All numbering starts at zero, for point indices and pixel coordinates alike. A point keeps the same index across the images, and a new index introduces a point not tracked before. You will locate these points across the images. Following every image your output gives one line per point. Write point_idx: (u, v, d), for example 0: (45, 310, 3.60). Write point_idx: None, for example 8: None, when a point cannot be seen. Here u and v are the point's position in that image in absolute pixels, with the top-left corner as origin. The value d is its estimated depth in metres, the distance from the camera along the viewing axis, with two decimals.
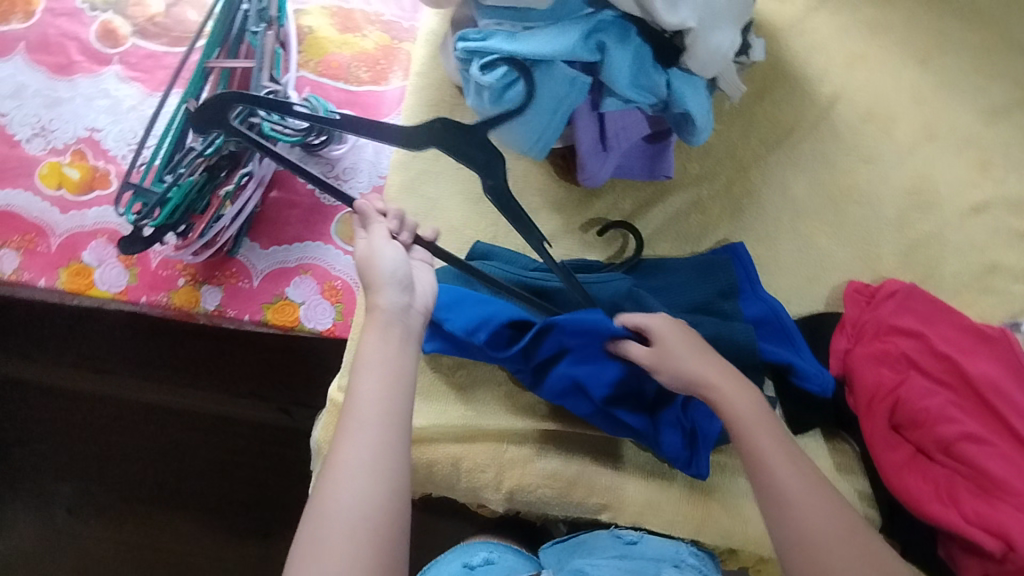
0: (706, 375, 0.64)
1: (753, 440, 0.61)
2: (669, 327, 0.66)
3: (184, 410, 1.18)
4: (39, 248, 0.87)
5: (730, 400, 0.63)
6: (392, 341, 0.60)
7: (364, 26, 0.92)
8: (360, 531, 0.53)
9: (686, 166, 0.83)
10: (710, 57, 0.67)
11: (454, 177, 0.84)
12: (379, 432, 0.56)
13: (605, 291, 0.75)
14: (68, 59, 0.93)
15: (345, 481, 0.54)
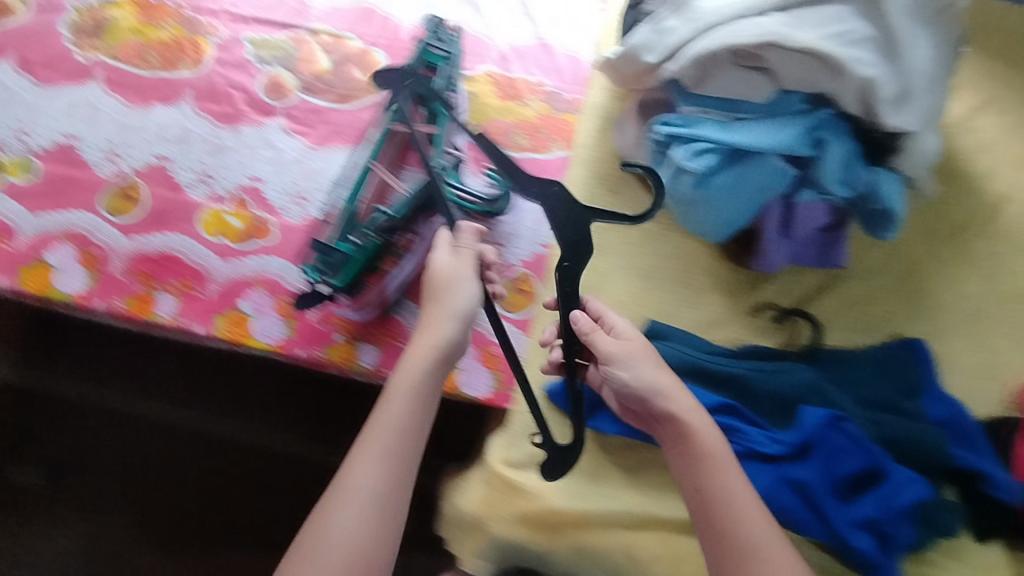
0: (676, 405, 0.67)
1: (714, 473, 0.65)
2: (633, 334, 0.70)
3: (259, 447, 1.12)
4: (198, 293, 0.87)
5: (700, 431, 0.66)
6: (437, 355, 0.70)
7: (527, 95, 0.94)
8: (371, 505, 0.65)
9: (858, 256, 0.83)
10: (919, 158, 0.68)
11: (621, 252, 0.84)
12: (388, 466, 0.66)
13: (785, 381, 0.74)
14: (234, 108, 0.95)
15: (384, 468, 0.66)
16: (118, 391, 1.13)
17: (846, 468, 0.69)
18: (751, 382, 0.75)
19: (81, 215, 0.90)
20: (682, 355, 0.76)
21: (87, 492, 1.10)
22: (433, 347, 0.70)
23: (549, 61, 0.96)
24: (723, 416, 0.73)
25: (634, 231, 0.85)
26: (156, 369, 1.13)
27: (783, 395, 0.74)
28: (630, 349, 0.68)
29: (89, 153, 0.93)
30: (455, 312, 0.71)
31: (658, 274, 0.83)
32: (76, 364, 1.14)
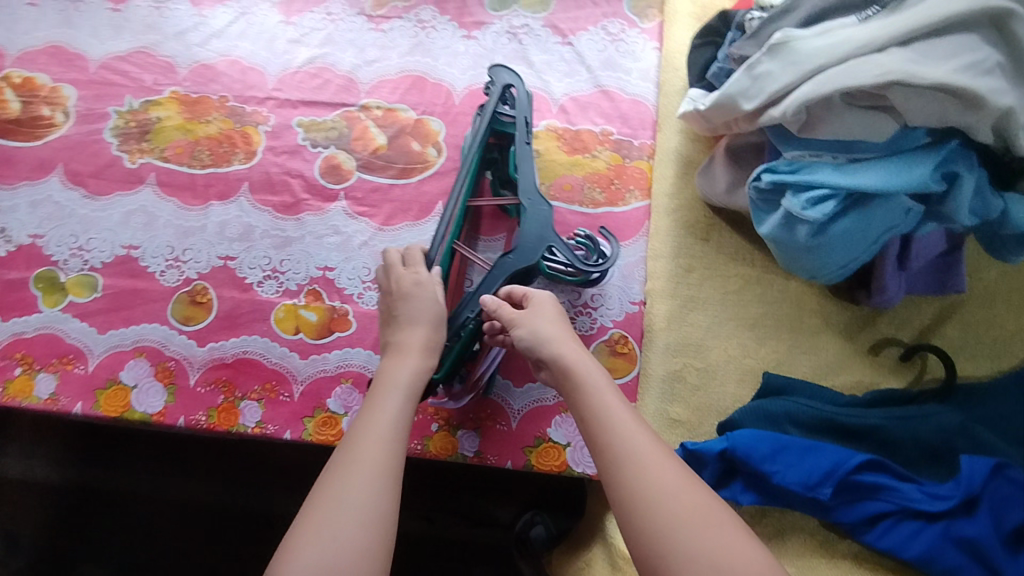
0: (574, 359, 0.63)
1: (599, 410, 0.59)
2: (547, 304, 0.69)
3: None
4: (282, 396, 0.83)
5: (579, 372, 0.62)
6: (421, 350, 0.68)
7: (593, 147, 0.91)
8: (375, 503, 0.55)
9: (973, 280, 0.78)
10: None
11: (722, 303, 0.80)
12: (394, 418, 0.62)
13: (928, 427, 0.69)
14: (294, 197, 0.91)
15: (376, 444, 0.59)
16: (179, 484, 1.04)
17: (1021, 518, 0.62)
18: (892, 431, 0.69)
19: (151, 327, 0.86)
20: (813, 409, 0.71)
21: None
22: (421, 330, 0.70)
23: (612, 108, 0.92)
24: (871, 473, 0.67)
25: (732, 279, 0.81)
26: (221, 456, 1.05)
27: (928, 444, 0.69)
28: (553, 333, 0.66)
29: (151, 262, 0.89)
30: (433, 319, 0.71)
31: (765, 322, 0.79)
32: (138, 462, 1.05)
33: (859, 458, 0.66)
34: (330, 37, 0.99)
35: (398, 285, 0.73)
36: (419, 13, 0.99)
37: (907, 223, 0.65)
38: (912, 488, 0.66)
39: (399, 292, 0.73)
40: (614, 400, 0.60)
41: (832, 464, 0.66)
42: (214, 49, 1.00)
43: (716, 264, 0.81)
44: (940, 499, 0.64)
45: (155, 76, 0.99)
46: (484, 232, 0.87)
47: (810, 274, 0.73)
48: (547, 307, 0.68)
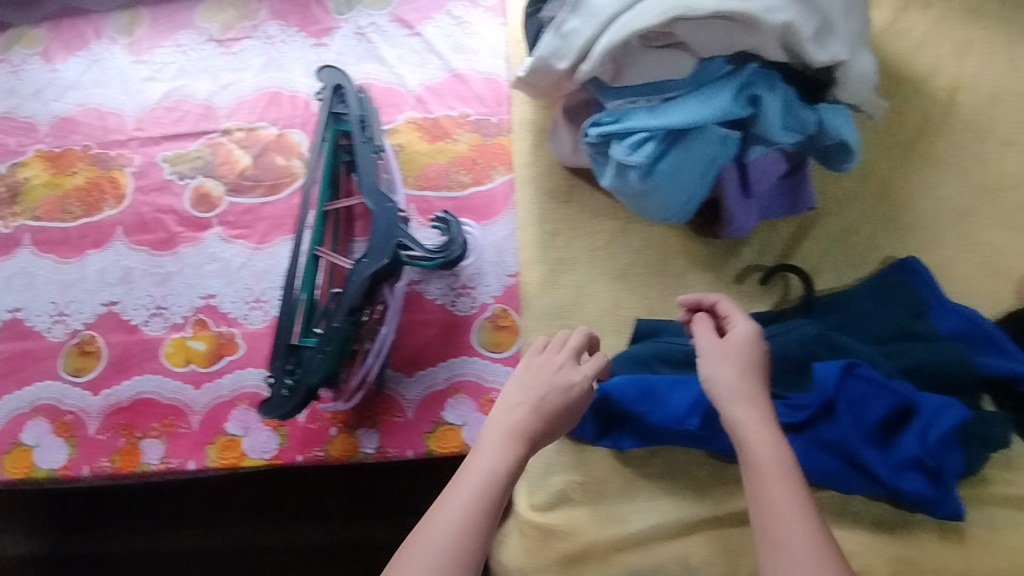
0: (738, 420, 0.59)
1: (761, 484, 0.56)
2: (751, 341, 0.64)
3: (296, 545, 1.02)
4: (181, 429, 0.84)
5: (749, 446, 0.58)
6: (532, 407, 0.63)
7: (453, 131, 0.92)
8: (473, 516, 0.55)
9: (825, 193, 0.80)
10: (858, 84, 0.65)
11: (591, 259, 0.81)
12: (502, 443, 0.61)
13: (786, 341, 0.71)
14: (168, 232, 0.92)
15: (479, 478, 0.58)
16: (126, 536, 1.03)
17: (877, 413, 0.65)
18: (758, 352, 0.71)
19: (43, 385, 0.86)
20: (679, 345, 0.73)
21: None
22: (532, 390, 0.64)
23: (467, 90, 0.93)
24: None
25: (597, 235, 0.82)
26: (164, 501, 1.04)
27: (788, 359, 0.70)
28: (729, 380, 0.62)
29: (36, 321, 0.89)
30: (542, 393, 0.64)
31: (634, 271, 0.80)
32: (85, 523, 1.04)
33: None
34: (184, 69, 0.99)
35: (561, 369, 0.65)
36: (267, 29, 0.99)
37: (728, 153, 0.66)
38: (776, 404, 0.68)
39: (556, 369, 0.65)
40: (773, 476, 0.56)
41: (698, 396, 0.69)
42: (72, 100, 1.00)
43: (581, 223, 0.82)
44: (802, 409, 0.67)
45: (18, 138, 0.99)
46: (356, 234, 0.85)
47: (658, 216, 0.74)
48: (745, 348, 0.63)
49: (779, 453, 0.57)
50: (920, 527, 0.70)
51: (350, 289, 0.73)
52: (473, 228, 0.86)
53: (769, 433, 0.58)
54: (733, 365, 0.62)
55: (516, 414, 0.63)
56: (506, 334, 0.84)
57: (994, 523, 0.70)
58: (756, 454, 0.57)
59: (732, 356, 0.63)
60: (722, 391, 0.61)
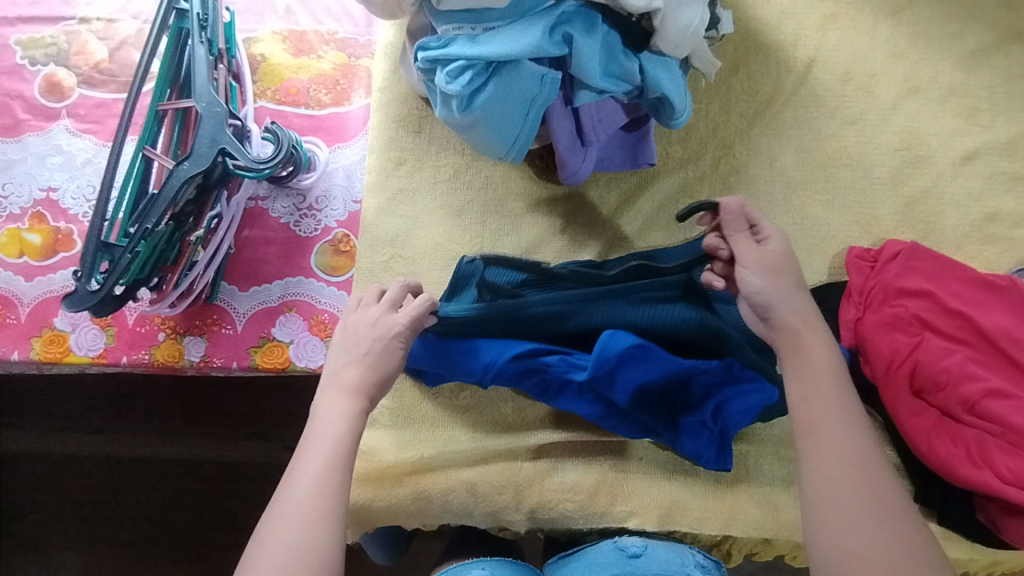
0: (798, 325, 0.59)
1: (821, 392, 0.57)
2: (783, 254, 0.61)
3: (175, 457, 1.11)
4: (8, 319, 0.83)
5: (809, 351, 0.58)
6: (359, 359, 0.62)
7: (319, 47, 0.89)
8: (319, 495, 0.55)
9: (668, 152, 0.80)
10: (681, 35, 0.64)
11: (431, 191, 0.81)
12: (341, 407, 0.60)
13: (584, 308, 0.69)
14: (14, 118, 0.88)
15: (315, 457, 0.56)
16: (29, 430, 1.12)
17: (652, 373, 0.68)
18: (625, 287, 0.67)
19: None
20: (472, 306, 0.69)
21: (23, 534, 1.11)
22: (359, 360, 0.62)
23: (338, 6, 0.90)
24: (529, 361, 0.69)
25: (441, 169, 0.81)
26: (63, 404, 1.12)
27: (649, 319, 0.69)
28: (779, 291, 0.59)
29: None
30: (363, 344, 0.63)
31: (471, 209, 0.80)
32: None
33: (512, 352, 0.69)
34: None
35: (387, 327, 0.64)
36: None
37: (549, 93, 0.66)
38: (559, 361, 0.69)
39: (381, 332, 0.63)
40: (832, 381, 0.57)
41: (494, 353, 0.69)
42: None
43: (427, 154, 0.82)
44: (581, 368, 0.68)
45: None
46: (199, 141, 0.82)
47: (489, 155, 0.74)
48: (789, 264, 0.61)
49: (835, 360, 0.58)
50: (704, 478, 0.73)
51: (166, 196, 0.69)
52: (321, 150, 0.84)
53: (822, 339, 0.59)
54: (785, 281, 0.60)
55: (350, 374, 0.62)
56: (344, 259, 0.84)
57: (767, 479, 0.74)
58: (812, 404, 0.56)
59: (779, 273, 0.60)
60: (790, 316, 0.59)
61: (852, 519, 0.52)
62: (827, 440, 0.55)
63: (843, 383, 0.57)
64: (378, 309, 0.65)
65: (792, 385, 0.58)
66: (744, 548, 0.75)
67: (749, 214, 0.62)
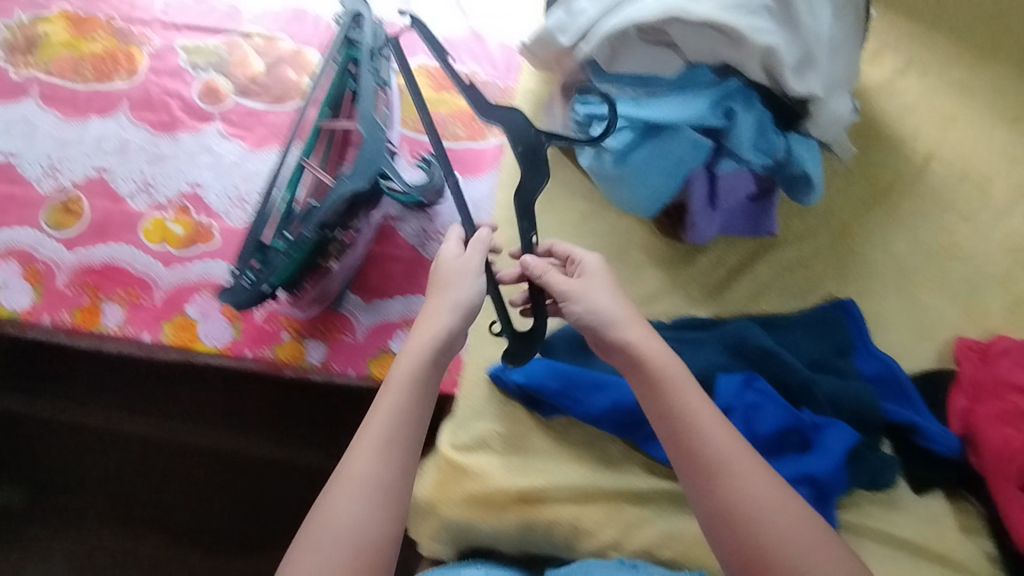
0: (611, 321, 0.63)
1: (673, 398, 0.60)
2: (598, 269, 0.67)
3: (224, 451, 1.06)
4: (143, 301, 0.88)
5: (641, 355, 0.61)
6: (445, 307, 0.64)
7: (461, 85, 0.95)
8: (387, 459, 0.58)
9: (788, 223, 0.84)
10: (829, 123, 0.70)
11: (557, 233, 0.85)
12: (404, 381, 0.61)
13: (697, 358, 0.75)
14: (171, 115, 0.94)
15: (381, 420, 0.60)
16: (69, 407, 1.06)
17: (767, 423, 0.70)
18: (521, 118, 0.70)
19: (22, 231, 0.90)
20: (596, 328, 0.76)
21: (67, 505, 1.09)
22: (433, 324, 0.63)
23: (481, 50, 0.97)
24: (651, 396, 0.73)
25: (568, 213, 0.86)
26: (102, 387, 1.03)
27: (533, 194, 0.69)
28: (602, 293, 0.65)
29: (29, 169, 0.93)
30: (450, 275, 0.66)
31: (594, 253, 0.84)
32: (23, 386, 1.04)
33: (642, 393, 0.73)
34: None
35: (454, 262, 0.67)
36: None
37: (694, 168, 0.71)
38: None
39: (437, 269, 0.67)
40: (682, 379, 0.61)
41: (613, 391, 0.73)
42: None
43: (556, 197, 0.86)
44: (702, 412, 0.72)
45: None
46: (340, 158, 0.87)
47: (625, 206, 0.78)
48: (600, 274, 0.66)
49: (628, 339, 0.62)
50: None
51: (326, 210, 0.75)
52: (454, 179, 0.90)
53: (649, 339, 0.63)
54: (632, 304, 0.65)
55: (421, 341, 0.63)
56: None
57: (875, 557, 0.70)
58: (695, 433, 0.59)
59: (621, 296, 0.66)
60: (606, 310, 0.63)
61: (755, 515, 0.55)
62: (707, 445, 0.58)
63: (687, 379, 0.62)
64: (452, 248, 0.69)
65: (648, 398, 0.61)
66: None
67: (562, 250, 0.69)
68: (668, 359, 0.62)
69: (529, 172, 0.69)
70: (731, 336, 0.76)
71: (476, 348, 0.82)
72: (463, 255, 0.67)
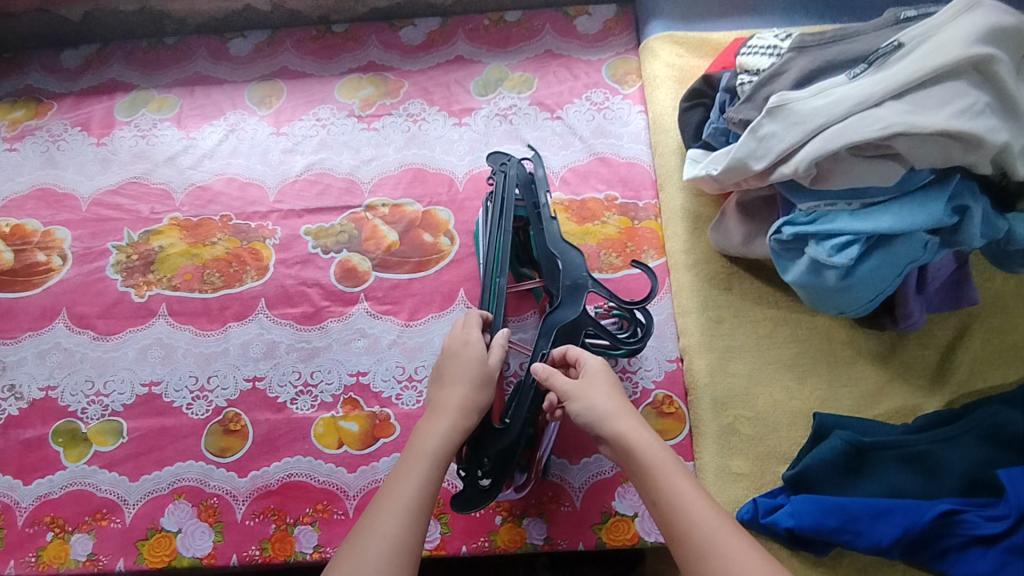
0: (621, 427, 0.64)
1: (663, 486, 0.60)
2: (601, 372, 0.69)
3: None
4: (336, 515, 0.80)
5: (641, 447, 0.63)
6: (455, 412, 0.67)
7: (602, 213, 0.93)
8: (409, 528, 0.59)
9: (984, 289, 0.82)
10: None
11: (757, 348, 0.82)
12: (434, 461, 0.64)
13: (959, 456, 0.71)
14: (314, 306, 0.90)
15: (405, 494, 0.61)
16: None
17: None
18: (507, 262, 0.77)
19: (186, 466, 0.83)
20: (849, 442, 0.72)
21: None
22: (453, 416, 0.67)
23: (612, 173, 0.96)
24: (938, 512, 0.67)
25: (761, 324, 0.83)
26: None
27: (565, 325, 0.74)
28: (576, 387, 0.67)
29: (175, 396, 0.87)
30: (477, 378, 0.70)
31: (801, 361, 0.81)
32: None
33: (930, 511, 0.67)
34: (324, 142, 1.00)
35: (457, 349, 0.72)
36: (408, 106, 1.01)
37: (895, 267, 0.68)
38: (978, 516, 0.66)
39: (476, 359, 0.71)
40: (667, 465, 0.62)
41: (906, 514, 0.67)
42: (208, 169, 1.00)
43: (744, 311, 0.84)
44: (993, 522, 0.65)
45: (151, 205, 0.98)
46: (519, 316, 0.86)
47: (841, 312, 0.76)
48: (601, 374, 0.68)
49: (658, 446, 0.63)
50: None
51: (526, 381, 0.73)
52: None
53: (644, 432, 0.64)
54: (599, 388, 0.67)
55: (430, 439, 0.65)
56: (674, 422, 0.82)
57: None
58: (689, 500, 0.59)
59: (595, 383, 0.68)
60: (600, 406, 0.66)
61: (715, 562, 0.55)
62: (683, 521, 0.58)
63: (674, 460, 0.63)
64: (474, 342, 0.72)
65: (646, 489, 0.61)
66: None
67: (569, 351, 0.71)
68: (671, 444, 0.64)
69: (563, 303, 0.74)
70: (985, 424, 0.71)
71: (713, 489, 0.76)
72: (492, 360, 0.72)
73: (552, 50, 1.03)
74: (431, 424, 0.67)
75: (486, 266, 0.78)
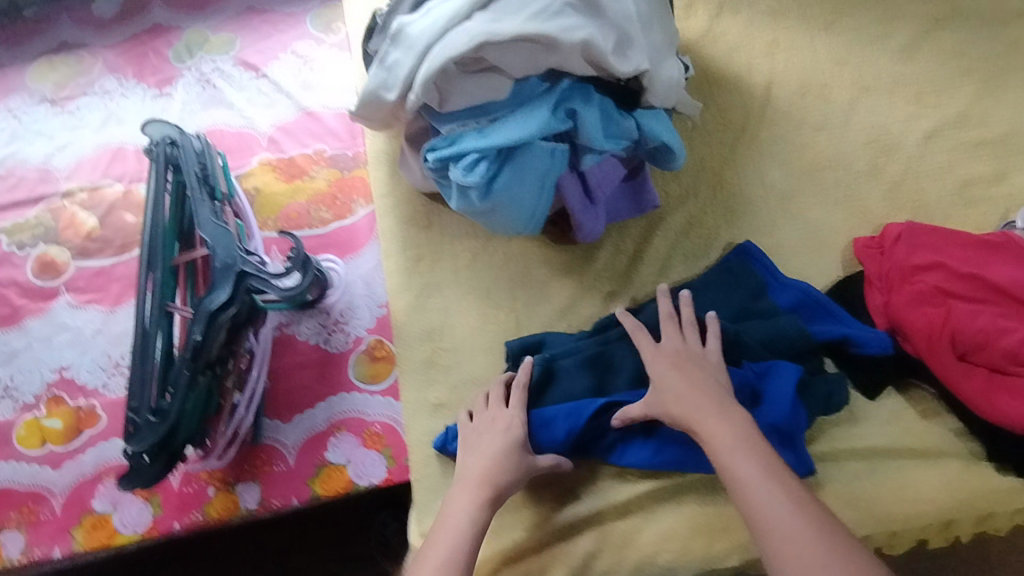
0: (692, 410, 0.65)
1: (734, 477, 0.61)
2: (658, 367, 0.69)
3: None
4: (42, 515, 0.78)
5: (717, 437, 0.63)
6: (478, 482, 0.65)
7: (310, 168, 0.91)
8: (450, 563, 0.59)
9: (666, 191, 0.85)
10: (668, 88, 0.70)
11: (456, 280, 0.82)
12: (472, 495, 0.64)
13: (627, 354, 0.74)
14: (11, 306, 0.86)
15: (447, 534, 0.61)
16: None
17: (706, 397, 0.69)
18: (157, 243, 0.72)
19: None
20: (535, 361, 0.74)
21: None
22: (484, 454, 0.67)
23: (319, 126, 0.92)
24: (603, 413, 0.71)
25: (460, 257, 0.83)
26: None
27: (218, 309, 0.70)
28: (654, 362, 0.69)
29: None
30: (501, 449, 0.67)
31: (499, 286, 0.82)
32: None
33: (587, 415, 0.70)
34: (14, 133, 0.93)
35: (493, 425, 0.70)
36: (103, 83, 0.95)
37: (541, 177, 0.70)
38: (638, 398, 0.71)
39: (490, 433, 0.69)
40: (738, 452, 0.62)
41: (568, 418, 0.71)
42: None
43: (443, 246, 0.84)
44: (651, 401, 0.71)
45: None
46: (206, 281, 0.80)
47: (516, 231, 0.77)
48: (685, 363, 0.69)
49: (730, 434, 0.63)
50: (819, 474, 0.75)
51: (189, 355, 0.69)
52: (337, 264, 0.86)
53: (722, 416, 0.64)
54: (688, 366, 0.68)
55: (460, 496, 0.65)
56: (382, 365, 0.84)
57: (850, 475, 0.75)
58: (751, 496, 0.60)
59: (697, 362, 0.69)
60: (677, 387, 0.67)
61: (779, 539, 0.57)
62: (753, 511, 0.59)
63: (760, 446, 0.62)
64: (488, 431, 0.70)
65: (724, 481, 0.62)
66: (908, 540, 0.75)
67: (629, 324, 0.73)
68: (737, 429, 0.63)
69: (213, 288, 0.70)
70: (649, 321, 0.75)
71: (415, 424, 0.77)
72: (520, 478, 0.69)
73: (254, 6, 0.98)
74: (468, 466, 0.67)
75: (147, 243, 0.74)
